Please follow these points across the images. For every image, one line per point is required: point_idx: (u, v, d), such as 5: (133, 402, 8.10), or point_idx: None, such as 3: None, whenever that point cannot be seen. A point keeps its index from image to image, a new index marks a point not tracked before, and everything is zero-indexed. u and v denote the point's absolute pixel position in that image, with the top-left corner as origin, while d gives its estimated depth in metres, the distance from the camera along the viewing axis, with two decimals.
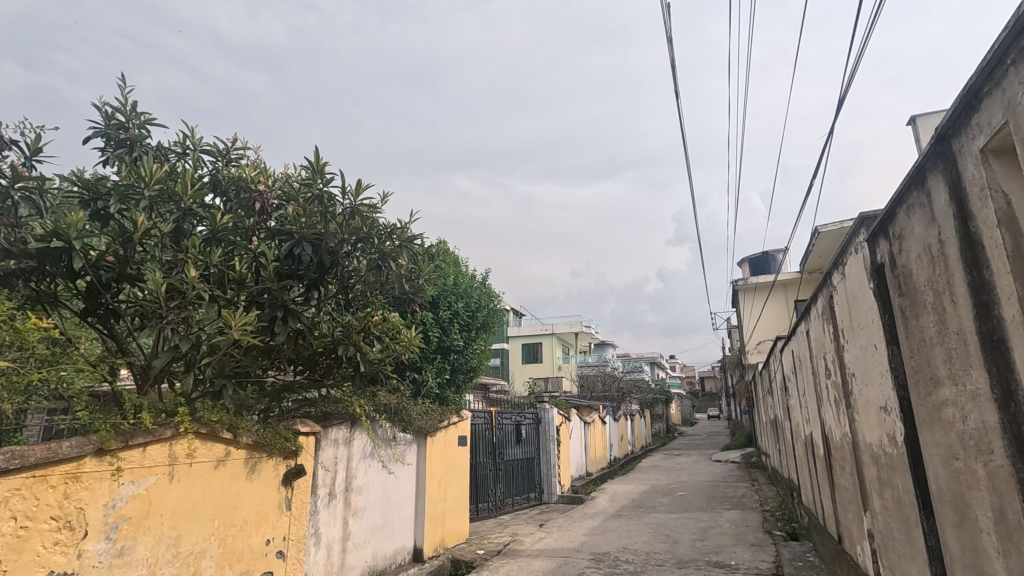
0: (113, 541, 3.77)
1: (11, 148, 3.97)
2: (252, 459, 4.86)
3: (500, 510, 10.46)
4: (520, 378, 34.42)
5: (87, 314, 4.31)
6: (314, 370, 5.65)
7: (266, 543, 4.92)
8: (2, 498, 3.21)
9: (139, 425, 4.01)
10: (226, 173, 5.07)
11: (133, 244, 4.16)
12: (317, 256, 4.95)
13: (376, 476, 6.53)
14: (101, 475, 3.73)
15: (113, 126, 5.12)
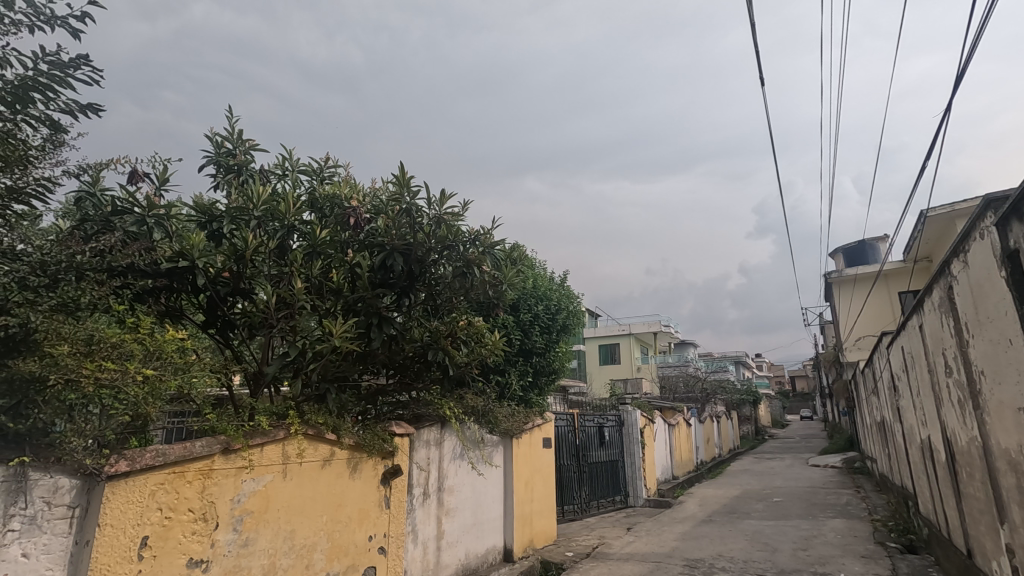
0: (239, 533, 4.13)
1: (144, 180, 4.46)
2: (354, 459, 5.15)
3: (586, 513, 10.40)
4: (599, 379, 34.04)
5: (207, 325, 4.83)
6: (405, 374, 5.87)
7: (369, 539, 5.20)
8: (149, 491, 3.64)
9: (257, 426, 4.39)
10: (321, 192, 5.42)
11: (246, 261, 4.55)
12: (407, 264, 5.22)
13: (466, 476, 6.71)
14: (227, 472, 4.10)
15: (223, 154, 5.65)
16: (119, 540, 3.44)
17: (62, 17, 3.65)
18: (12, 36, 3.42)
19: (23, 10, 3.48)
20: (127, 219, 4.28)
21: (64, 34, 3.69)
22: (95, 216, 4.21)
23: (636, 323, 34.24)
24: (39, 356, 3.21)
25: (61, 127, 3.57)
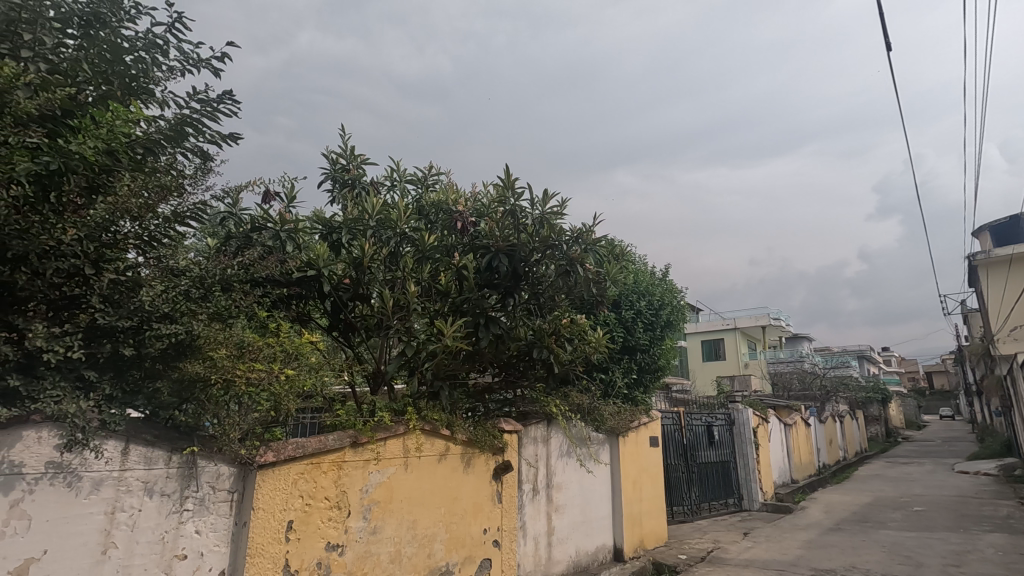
0: (368, 521, 4.45)
1: (275, 199, 4.93)
2: (467, 454, 5.35)
3: (698, 516, 10.01)
4: (702, 377, 32.57)
5: (332, 328, 5.25)
6: (510, 372, 5.98)
7: (484, 532, 5.37)
8: (293, 479, 4.02)
9: (381, 421, 4.72)
10: (428, 200, 5.72)
11: (364, 268, 4.88)
12: (512, 265, 5.33)
13: (574, 474, 6.72)
14: (356, 464, 4.43)
15: (339, 169, 6.11)
16: (270, 523, 3.84)
17: (206, 59, 4.14)
18: (169, 80, 3.94)
19: (176, 57, 4.00)
20: (264, 235, 4.76)
21: (208, 73, 4.17)
22: (237, 233, 4.72)
23: (742, 317, 32.33)
24: (203, 358, 3.63)
25: (209, 156, 4.04)
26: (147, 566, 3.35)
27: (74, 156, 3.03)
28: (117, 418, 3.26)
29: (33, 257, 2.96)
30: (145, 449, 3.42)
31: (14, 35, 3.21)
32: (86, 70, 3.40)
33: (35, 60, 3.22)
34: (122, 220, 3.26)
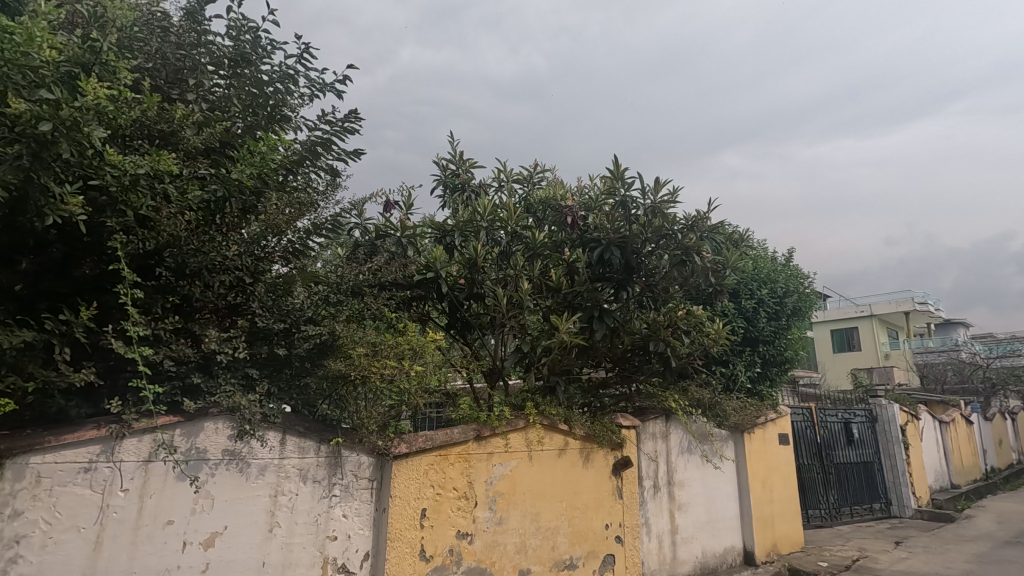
0: (494, 511, 4.61)
1: (395, 207, 5.25)
2: (586, 449, 5.35)
3: (838, 521, 9.18)
4: (834, 370, 29.76)
5: (450, 327, 5.48)
6: (624, 367, 5.88)
7: (606, 527, 5.34)
8: (424, 470, 4.27)
9: (501, 416, 4.86)
10: (536, 197, 5.79)
11: (478, 268, 5.04)
12: (624, 257, 5.23)
13: (697, 471, 6.46)
14: (480, 457, 4.61)
15: (449, 175, 6.37)
16: (406, 510, 4.11)
17: (331, 83, 4.52)
18: (302, 106, 4.35)
19: (305, 84, 4.40)
20: (387, 241, 5.09)
21: (333, 96, 4.56)
22: (363, 241, 5.08)
23: (880, 302, 29.07)
24: (343, 357, 3.96)
25: (338, 171, 4.42)
26: (305, 544, 3.74)
27: (230, 183, 3.46)
28: (275, 411, 3.68)
29: (205, 272, 3.42)
30: (299, 440, 3.80)
31: (181, 81, 3.79)
32: (235, 104, 3.86)
33: (199, 102, 3.79)
34: (270, 236, 3.70)
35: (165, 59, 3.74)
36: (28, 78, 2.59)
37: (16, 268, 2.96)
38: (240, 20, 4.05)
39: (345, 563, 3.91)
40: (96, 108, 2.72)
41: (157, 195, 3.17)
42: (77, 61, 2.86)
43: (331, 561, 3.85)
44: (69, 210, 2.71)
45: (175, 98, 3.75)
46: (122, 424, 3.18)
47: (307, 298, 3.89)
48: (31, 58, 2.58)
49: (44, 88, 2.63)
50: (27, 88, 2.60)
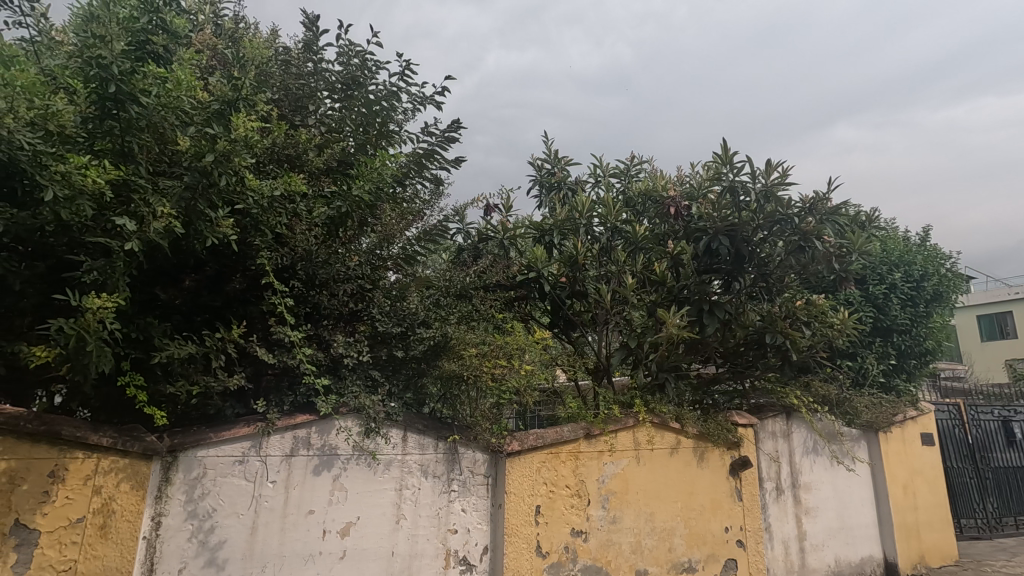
0: (607, 510, 4.57)
1: (495, 210, 5.37)
2: (700, 448, 5.14)
3: (1000, 533, 8.05)
4: (982, 361, 26.16)
5: (553, 326, 5.50)
6: (737, 362, 5.55)
7: (726, 530, 5.10)
8: (537, 467, 4.33)
9: (610, 414, 4.79)
10: (635, 190, 5.66)
11: (579, 265, 5.03)
12: (734, 247, 4.97)
13: (824, 473, 5.98)
14: (591, 455, 4.59)
15: (545, 175, 6.40)
16: (521, 506, 4.19)
17: (431, 96, 4.72)
18: (406, 120, 4.57)
19: (408, 99, 4.64)
20: (490, 244, 5.20)
21: (433, 107, 4.75)
22: (467, 245, 5.22)
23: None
24: (456, 357, 4.12)
25: (441, 180, 4.60)
26: (428, 536, 3.95)
27: (351, 199, 3.73)
28: (396, 410, 3.91)
29: (332, 282, 3.73)
30: (418, 437, 4.02)
31: (302, 109, 4.14)
32: (350, 124, 4.12)
33: (318, 126, 4.16)
34: (385, 245, 3.98)
35: (288, 90, 4.10)
36: (181, 118, 2.97)
37: (181, 285, 3.42)
38: (349, 46, 4.33)
39: (465, 556, 4.08)
40: (245, 140, 3.10)
41: (290, 214, 3.51)
42: (224, 98, 3.22)
43: (452, 553, 4.03)
44: (222, 232, 3.06)
45: (298, 124, 4.15)
46: (267, 422, 3.53)
47: (421, 302, 4.10)
48: (182, 101, 2.93)
49: (194, 126, 3.03)
50: (181, 128, 2.98)
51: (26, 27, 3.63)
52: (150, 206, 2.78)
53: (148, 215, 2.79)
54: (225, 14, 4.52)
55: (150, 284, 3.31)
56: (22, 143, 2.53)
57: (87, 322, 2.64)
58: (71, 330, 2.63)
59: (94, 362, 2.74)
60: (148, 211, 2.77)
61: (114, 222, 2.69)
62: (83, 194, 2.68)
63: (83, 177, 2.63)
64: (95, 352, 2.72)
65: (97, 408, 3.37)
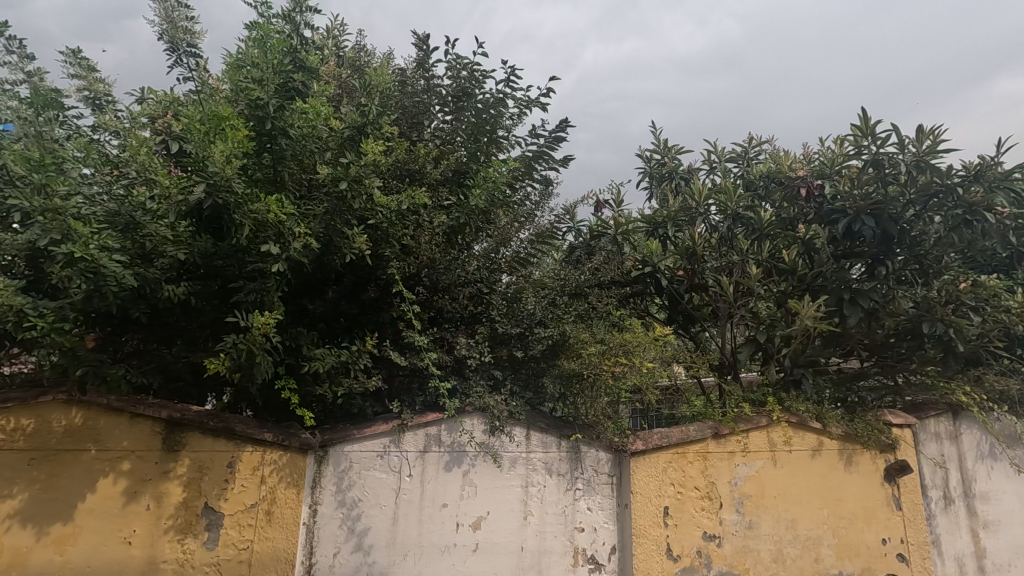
0: (742, 514, 4.32)
1: (606, 206, 5.29)
2: (847, 450, 4.67)
3: None
4: None
5: (671, 321, 5.29)
6: (886, 355, 4.97)
7: (883, 542, 4.60)
8: (663, 467, 4.21)
9: (741, 412, 4.50)
10: (756, 172, 5.30)
11: (698, 258, 4.80)
12: (880, 227, 4.44)
13: (1007, 481, 5.16)
14: (721, 456, 4.36)
15: (655, 165, 6.19)
16: (648, 507, 4.10)
17: (536, 98, 4.77)
18: (514, 125, 4.66)
19: (514, 104, 4.72)
20: (603, 241, 5.06)
21: (538, 109, 4.80)
22: (578, 243, 5.09)
23: None
24: (576, 356, 4.13)
25: (550, 180, 4.64)
26: (556, 533, 4.00)
27: (468, 209, 3.92)
28: (519, 409, 4.00)
29: (454, 286, 3.94)
30: (542, 435, 4.08)
31: (417, 126, 4.40)
32: (461, 134, 4.30)
33: (433, 140, 4.38)
34: (500, 249, 4.12)
35: (405, 108, 4.35)
36: (320, 146, 3.36)
37: (325, 296, 3.79)
38: (457, 60, 4.50)
39: (594, 554, 4.07)
40: (374, 163, 3.33)
41: (414, 225, 3.74)
42: (354, 126, 3.58)
43: (581, 551, 4.04)
44: (356, 247, 3.33)
45: (415, 140, 4.41)
46: (402, 420, 3.78)
47: (540, 302, 4.15)
48: (321, 131, 3.30)
49: (331, 153, 3.41)
50: (320, 156, 3.36)
51: (189, 80, 4.19)
52: (289, 229, 3.07)
53: (287, 236, 3.10)
54: (346, 45, 4.88)
55: (298, 297, 3.70)
56: (228, 186, 2.96)
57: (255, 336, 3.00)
58: (241, 344, 3.00)
59: (259, 369, 3.12)
60: (288, 233, 3.07)
61: (261, 246, 3.00)
62: (271, 229, 3.07)
63: (270, 214, 3.02)
64: (261, 361, 3.10)
65: (261, 407, 3.82)
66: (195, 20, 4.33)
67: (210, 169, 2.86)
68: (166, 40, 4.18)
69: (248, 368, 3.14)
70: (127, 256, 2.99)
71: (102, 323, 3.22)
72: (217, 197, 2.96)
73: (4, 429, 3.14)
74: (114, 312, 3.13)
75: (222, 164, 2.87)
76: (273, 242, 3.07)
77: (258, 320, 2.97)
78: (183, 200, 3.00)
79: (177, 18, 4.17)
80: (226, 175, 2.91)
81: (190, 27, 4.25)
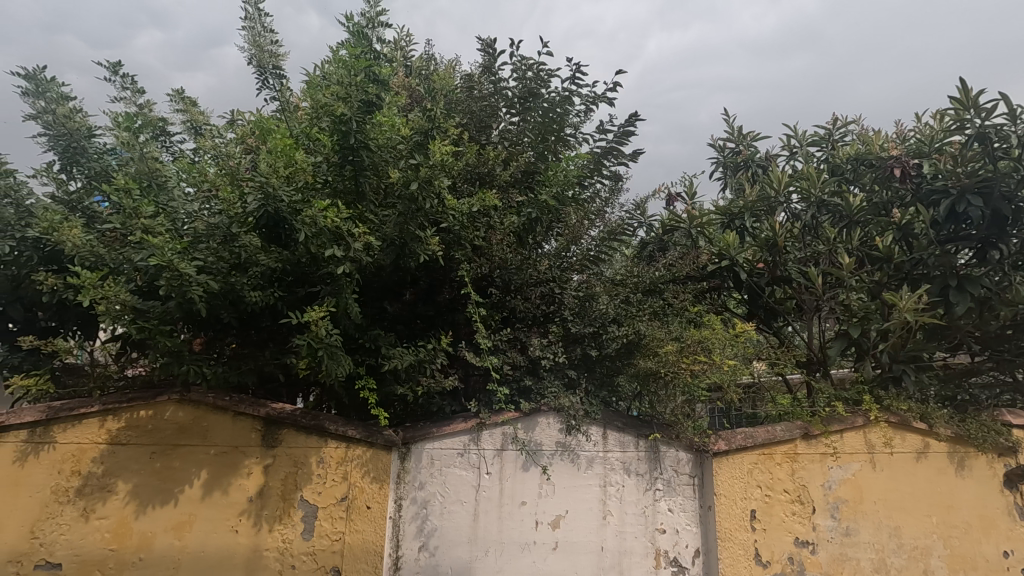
0: (838, 520, 4.06)
1: (678, 199, 5.15)
2: (958, 453, 4.30)
3: None
4: None
5: (752, 316, 5.04)
6: (1002, 349, 4.45)
7: (1004, 555, 4.23)
8: (748, 468, 4.04)
9: (834, 411, 4.23)
10: (842, 154, 4.94)
11: (779, 248, 4.56)
12: (991, 207, 4.03)
13: None
14: (812, 457, 4.12)
15: (729, 154, 5.94)
16: (733, 510, 3.95)
17: (602, 94, 4.71)
18: (581, 122, 4.64)
19: (580, 101, 4.68)
20: (676, 236, 4.92)
21: (605, 105, 4.73)
22: (651, 239, 4.99)
23: None
24: (653, 354, 4.00)
25: (620, 176, 4.57)
26: (637, 534, 3.94)
27: (539, 204, 4.02)
28: (595, 408, 3.98)
29: (526, 286, 3.97)
30: (619, 435, 4.03)
31: (484, 129, 4.48)
32: (529, 134, 4.33)
33: (501, 142, 4.42)
34: (571, 247, 4.11)
35: (473, 112, 4.43)
36: (392, 154, 3.40)
37: (403, 298, 3.94)
38: (522, 61, 4.54)
39: (677, 557, 3.97)
40: (442, 164, 3.44)
41: (485, 227, 3.81)
42: (421, 129, 3.70)
43: (663, 553, 3.96)
44: (429, 250, 3.43)
45: (484, 143, 4.49)
46: (479, 418, 3.85)
47: (613, 300, 4.10)
48: (393, 139, 3.34)
49: (403, 159, 3.43)
50: (393, 163, 3.41)
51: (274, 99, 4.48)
52: (342, 228, 3.17)
53: (347, 237, 3.21)
54: (413, 55, 5.03)
55: (379, 299, 3.88)
56: (278, 194, 3.14)
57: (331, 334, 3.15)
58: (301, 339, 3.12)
59: (330, 364, 3.23)
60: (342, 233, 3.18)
61: (324, 251, 3.16)
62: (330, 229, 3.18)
63: (325, 217, 3.12)
64: (329, 355, 3.22)
65: (347, 406, 4.03)
66: (279, 43, 4.62)
67: (259, 180, 3.09)
68: (254, 63, 4.49)
69: (322, 364, 3.29)
70: (219, 265, 3.26)
71: (201, 329, 3.53)
72: (270, 206, 3.18)
73: (128, 425, 3.48)
74: (208, 315, 3.39)
75: (270, 173, 3.10)
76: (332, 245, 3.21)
77: (312, 315, 3.06)
78: (244, 212, 3.26)
79: (264, 42, 4.48)
80: (273, 184, 3.10)
81: (274, 50, 4.54)
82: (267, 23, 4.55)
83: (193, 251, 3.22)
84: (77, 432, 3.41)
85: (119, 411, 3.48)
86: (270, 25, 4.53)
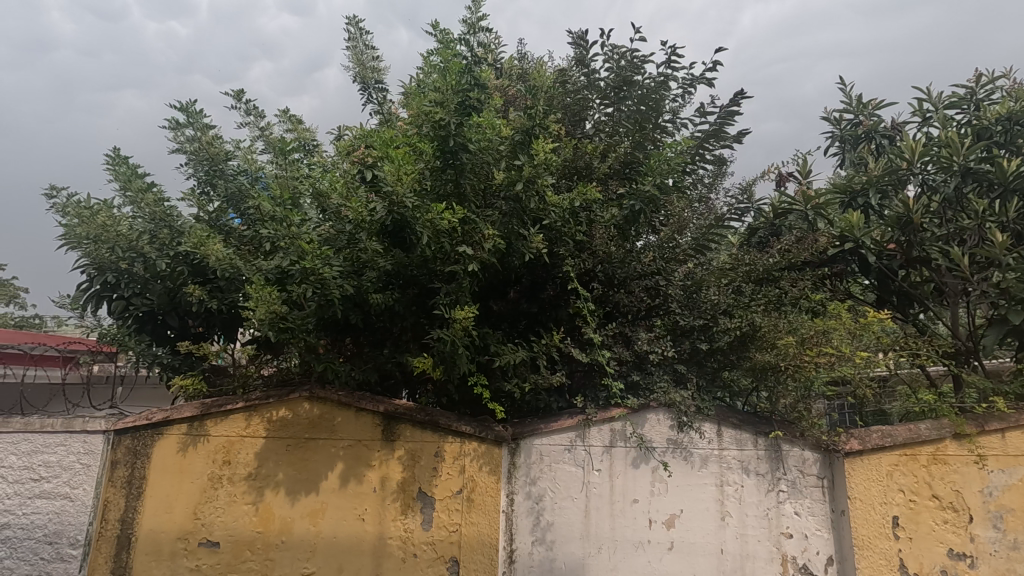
0: (1002, 531, 3.64)
1: (789, 179, 4.79)
2: None
3: None
4: None
5: (882, 303, 4.55)
6: None
7: None
8: (888, 471, 3.67)
9: (992, 408, 3.77)
10: (988, 113, 4.29)
11: (914, 226, 4.08)
12: None
13: None
14: (965, 460, 3.70)
15: (846, 126, 5.42)
16: (871, 516, 3.61)
17: (701, 75, 4.51)
18: (679, 107, 4.46)
19: (678, 84, 4.53)
20: (791, 219, 4.57)
21: (704, 86, 4.52)
22: (760, 224, 4.66)
23: None
24: (768, 346, 3.72)
25: (724, 160, 4.34)
26: (760, 537, 3.72)
27: (642, 195, 3.83)
28: (708, 404, 3.81)
29: (630, 280, 3.90)
30: (735, 432, 3.83)
31: (578, 122, 4.51)
32: (626, 124, 4.24)
33: (597, 133, 4.40)
34: (676, 237, 3.97)
35: (567, 106, 4.44)
36: (495, 157, 3.59)
37: (507, 297, 4.02)
38: (615, 50, 4.44)
39: (807, 564, 3.69)
40: (545, 161, 3.40)
41: (587, 222, 3.81)
42: (523, 129, 3.61)
43: (790, 559, 3.70)
44: (535, 247, 3.48)
45: (579, 136, 4.49)
46: (587, 415, 3.82)
47: (726, 288, 3.95)
48: (495, 144, 3.54)
49: (505, 161, 3.60)
50: (496, 166, 3.59)
51: (376, 112, 4.75)
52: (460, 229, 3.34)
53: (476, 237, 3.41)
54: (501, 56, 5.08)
55: (484, 298, 3.97)
56: (402, 201, 3.23)
57: (456, 331, 3.29)
58: (446, 335, 3.30)
59: (459, 361, 3.39)
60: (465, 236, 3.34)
61: (460, 250, 3.32)
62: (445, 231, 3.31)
63: (443, 218, 3.26)
64: (460, 353, 3.37)
65: (456, 403, 4.17)
66: (379, 58, 4.90)
67: (386, 188, 3.16)
68: (359, 80, 4.79)
69: (448, 362, 3.47)
70: (344, 269, 3.49)
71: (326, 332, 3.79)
72: (396, 212, 3.27)
73: (268, 420, 3.84)
74: (338, 318, 3.66)
75: (394, 181, 3.16)
76: (468, 245, 3.40)
77: (461, 315, 3.24)
78: (371, 219, 3.39)
79: (365, 60, 4.78)
80: (398, 192, 3.17)
81: (376, 66, 4.82)
82: (368, 40, 4.83)
83: (329, 256, 3.43)
84: (226, 426, 3.80)
85: (259, 407, 3.84)
86: (369, 42, 4.82)
